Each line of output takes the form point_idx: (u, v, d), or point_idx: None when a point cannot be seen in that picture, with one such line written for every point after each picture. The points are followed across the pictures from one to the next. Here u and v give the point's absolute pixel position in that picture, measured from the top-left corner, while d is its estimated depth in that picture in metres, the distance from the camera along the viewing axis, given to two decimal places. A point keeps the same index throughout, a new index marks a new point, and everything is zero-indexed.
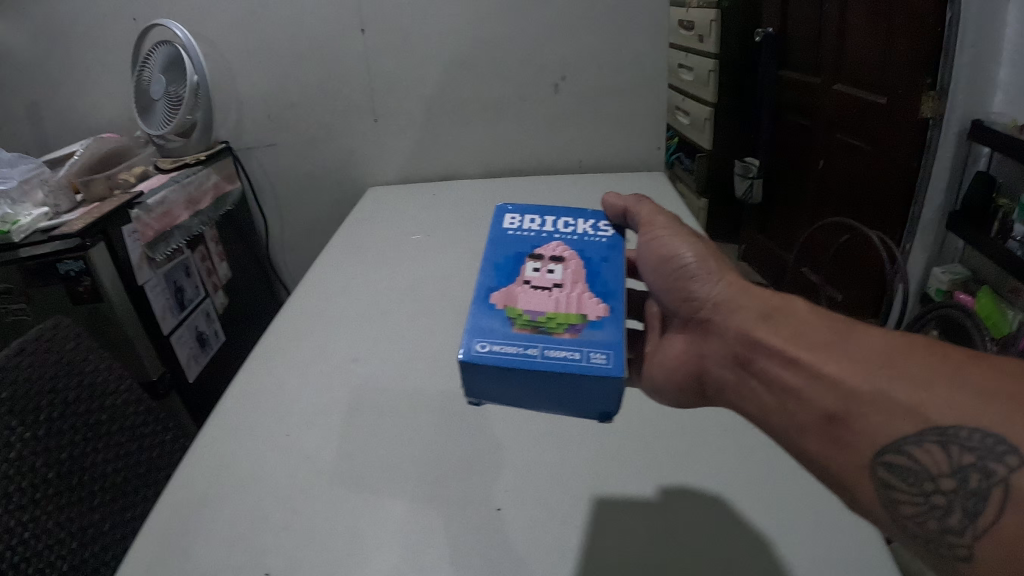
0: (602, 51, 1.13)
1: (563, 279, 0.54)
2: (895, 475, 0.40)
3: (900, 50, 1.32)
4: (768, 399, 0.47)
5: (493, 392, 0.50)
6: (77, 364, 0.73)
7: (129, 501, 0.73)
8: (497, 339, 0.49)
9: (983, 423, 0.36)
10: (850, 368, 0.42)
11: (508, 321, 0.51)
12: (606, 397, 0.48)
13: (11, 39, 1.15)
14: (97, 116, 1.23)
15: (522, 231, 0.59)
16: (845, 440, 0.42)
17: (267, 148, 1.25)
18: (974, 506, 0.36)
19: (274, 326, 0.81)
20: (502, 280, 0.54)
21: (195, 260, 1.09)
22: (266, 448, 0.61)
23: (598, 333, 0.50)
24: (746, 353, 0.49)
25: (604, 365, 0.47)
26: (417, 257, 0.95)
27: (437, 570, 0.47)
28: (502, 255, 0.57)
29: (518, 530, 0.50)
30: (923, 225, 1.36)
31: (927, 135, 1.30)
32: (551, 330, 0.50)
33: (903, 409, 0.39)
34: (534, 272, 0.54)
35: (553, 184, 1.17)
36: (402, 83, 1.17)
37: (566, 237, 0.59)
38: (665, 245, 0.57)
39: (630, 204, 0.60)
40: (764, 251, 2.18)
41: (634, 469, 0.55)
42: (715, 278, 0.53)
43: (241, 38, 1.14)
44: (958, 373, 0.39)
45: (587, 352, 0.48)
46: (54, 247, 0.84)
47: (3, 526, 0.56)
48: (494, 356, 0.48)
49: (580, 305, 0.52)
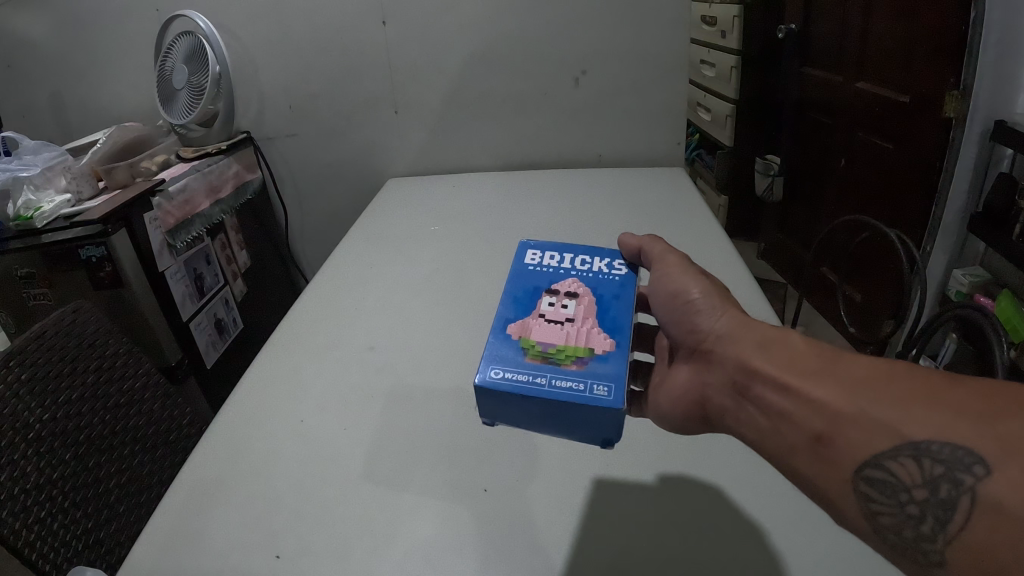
0: (625, 45, 1.12)
1: (575, 313, 0.53)
2: (874, 488, 0.39)
3: (925, 48, 1.31)
4: (763, 423, 0.45)
5: (501, 415, 0.51)
6: (95, 348, 0.74)
7: (146, 483, 0.74)
8: (511, 366, 0.49)
9: (957, 437, 0.36)
10: (837, 392, 0.41)
11: (519, 351, 0.51)
12: (607, 427, 0.48)
13: (36, 29, 1.17)
14: (119, 106, 1.25)
15: (542, 267, 0.59)
16: (830, 457, 0.41)
17: (287, 138, 1.26)
18: (944, 515, 0.36)
19: (303, 310, 0.82)
20: (519, 312, 0.54)
21: (215, 249, 1.10)
22: (280, 435, 0.61)
23: (603, 367, 0.49)
24: (743, 380, 0.47)
25: (606, 398, 0.47)
26: (438, 247, 0.95)
27: (458, 564, 0.47)
28: (521, 288, 0.56)
29: (541, 510, 0.52)
30: (944, 225, 1.34)
31: (950, 135, 1.28)
32: (560, 362, 0.49)
33: (882, 427, 0.39)
34: (548, 305, 0.54)
35: (572, 177, 1.17)
36: (423, 74, 1.17)
37: (582, 274, 0.58)
38: (674, 280, 0.55)
39: (644, 243, 0.58)
40: (783, 250, 2.15)
41: (636, 454, 0.56)
42: (718, 311, 0.51)
43: (263, 28, 1.15)
44: (939, 394, 0.38)
45: (590, 384, 0.48)
46: (75, 233, 0.85)
47: (19, 504, 0.57)
48: (503, 383, 0.48)
49: (590, 337, 0.51)
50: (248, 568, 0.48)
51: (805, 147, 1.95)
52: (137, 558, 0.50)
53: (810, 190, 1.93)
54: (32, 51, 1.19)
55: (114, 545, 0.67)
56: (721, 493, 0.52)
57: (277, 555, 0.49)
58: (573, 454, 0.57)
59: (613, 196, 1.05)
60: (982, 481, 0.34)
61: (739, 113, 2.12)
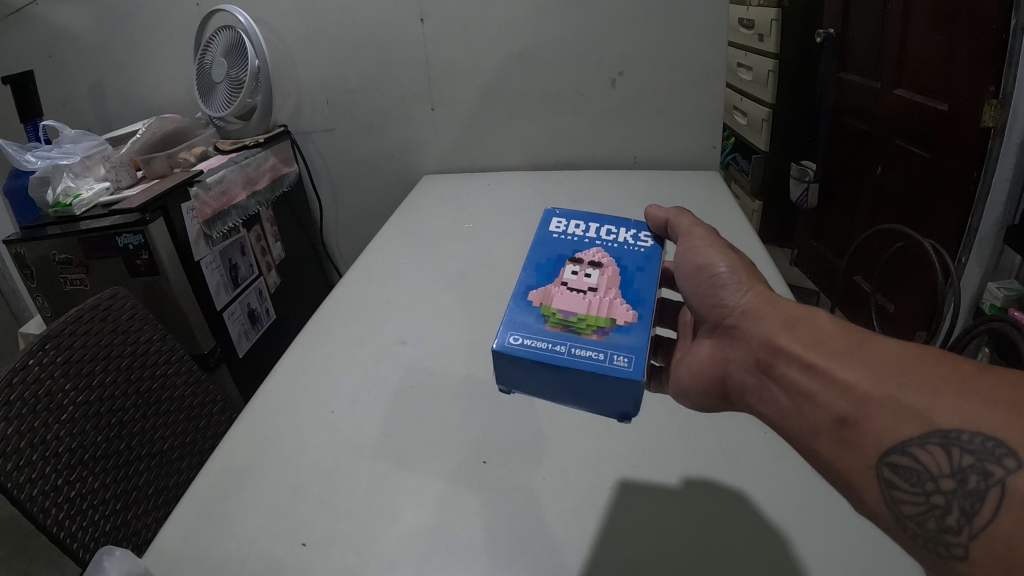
0: (665, 46, 1.12)
1: (598, 283, 0.53)
2: (898, 476, 0.38)
3: (966, 54, 1.28)
4: (785, 403, 0.45)
5: (521, 383, 0.51)
6: (131, 333, 0.76)
7: (176, 467, 0.76)
8: (531, 334, 0.50)
9: (986, 427, 0.35)
10: (863, 373, 0.40)
11: (543, 319, 0.51)
12: (626, 397, 0.48)
13: (80, 22, 1.20)
14: (158, 97, 1.27)
15: (568, 235, 0.59)
16: (853, 442, 0.40)
17: (323, 133, 1.28)
18: (971, 506, 0.35)
19: (345, 299, 0.84)
20: (541, 280, 0.54)
21: (250, 240, 1.12)
22: (313, 425, 0.62)
23: (624, 338, 0.49)
24: (767, 357, 0.46)
25: (626, 368, 0.47)
26: (477, 245, 0.95)
27: (475, 558, 0.48)
28: (544, 256, 0.57)
29: (557, 511, 0.51)
30: (979, 237, 1.31)
31: (988, 144, 1.26)
32: (580, 331, 0.49)
33: (908, 411, 0.38)
34: (571, 274, 0.54)
35: (608, 178, 1.17)
36: (460, 73, 1.18)
37: (607, 244, 0.58)
38: (699, 255, 0.55)
39: (671, 216, 0.58)
40: (816, 256, 2.12)
41: (663, 455, 0.56)
42: (744, 286, 0.51)
43: (303, 24, 1.16)
44: (969, 381, 0.37)
45: (611, 354, 0.48)
46: (113, 221, 0.87)
47: (49, 484, 0.59)
48: (521, 349, 0.48)
49: (612, 309, 0.51)
50: (274, 556, 0.49)
51: (841, 151, 1.91)
52: (166, 536, 0.51)
53: (846, 197, 1.90)
54: (75, 42, 1.22)
55: (141, 526, 0.69)
56: (748, 492, 0.52)
57: (303, 542, 0.50)
58: (597, 449, 0.58)
59: (648, 199, 1.05)
60: (1013, 473, 0.33)
61: (777, 117, 2.11)
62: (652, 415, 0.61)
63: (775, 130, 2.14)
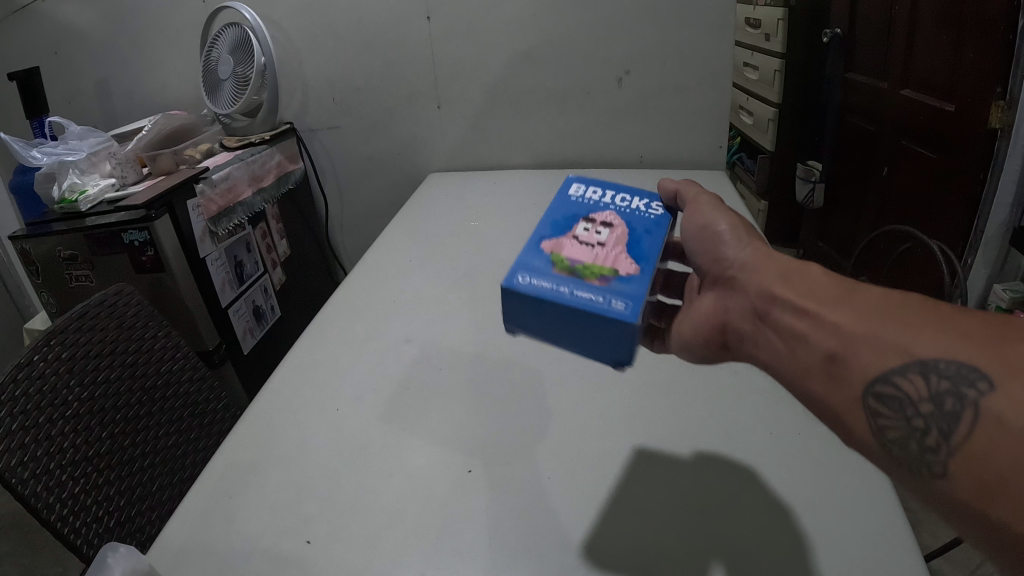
0: (671, 46, 1.12)
1: (607, 240, 0.53)
2: (882, 405, 0.38)
3: (972, 55, 1.28)
4: (781, 347, 0.43)
5: (518, 322, 0.51)
6: (136, 328, 0.76)
7: (181, 464, 0.76)
8: (537, 275, 0.50)
9: (964, 356, 0.35)
10: (850, 313, 0.40)
11: (552, 262, 0.51)
12: (620, 340, 0.47)
13: (87, 19, 1.20)
14: (164, 94, 1.28)
15: (586, 197, 0.58)
16: (841, 377, 0.39)
17: (329, 131, 1.28)
18: (948, 427, 0.35)
19: (351, 296, 0.84)
20: (554, 231, 0.55)
21: (256, 237, 1.12)
22: (319, 422, 0.62)
23: (625, 286, 0.48)
24: (763, 305, 0.45)
25: (623, 312, 0.46)
26: (484, 243, 0.95)
27: (480, 556, 0.47)
28: (561, 213, 0.57)
29: (563, 510, 0.50)
30: (985, 239, 1.32)
31: (995, 145, 1.26)
32: (584, 276, 0.49)
33: (890, 347, 0.38)
34: (583, 229, 0.54)
35: (614, 177, 1.16)
36: (466, 71, 1.18)
37: (621, 209, 0.57)
38: (702, 215, 0.53)
39: (680, 187, 0.56)
40: (821, 257, 2.12)
41: (671, 454, 0.55)
42: (743, 242, 0.49)
43: (310, 21, 1.17)
44: (949, 321, 0.37)
45: (610, 298, 0.47)
46: (120, 217, 0.88)
47: (54, 479, 0.59)
48: (526, 287, 0.49)
49: (615, 260, 0.51)
50: (279, 553, 0.49)
51: (847, 152, 1.91)
52: (171, 532, 0.51)
53: (852, 197, 1.89)
54: (82, 39, 1.22)
55: (144, 523, 0.69)
56: (760, 492, 0.50)
57: (308, 540, 0.50)
58: (604, 447, 0.56)
59: None
60: (986, 395, 0.33)
61: (782, 118, 2.10)
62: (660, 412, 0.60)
63: (780, 130, 2.13)
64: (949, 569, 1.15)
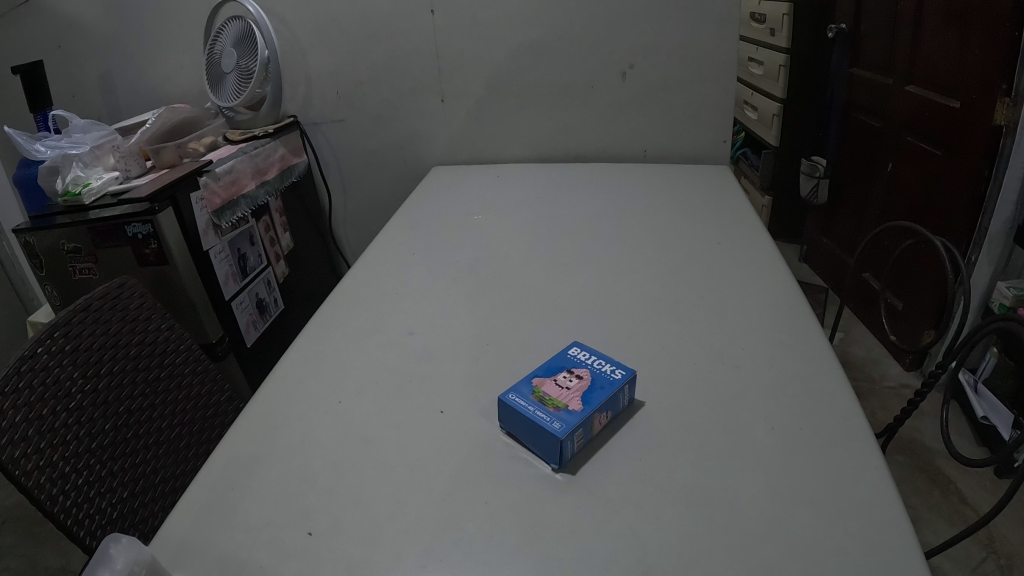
0: (675, 41, 1.12)
1: (574, 391, 0.57)
2: None
3: (977, 52, 1.29)
4: None
5: (501, 424, 0.58)
6: (139, 322, 0.76)
7: (182, 456, 0.76)
8: (517, 391, 0.57)
9: None
10: None
11: (528, 386, 0.58)
12: (551, 452, 0.53)
13: (93, 13, 1.21)
14: (167, 88, 1.28)
15: (580, 360, 0.62)
16: None
17: (332, 124, 1.28)
18: None
19: (356, 288, 0.84)
20: (543, 370, 0.61)
21: (259, 230, 1.12)
22: (321, 413, 0.62)
23: (569, 418, 0.53)
24: None
25: (555, 431, 0.52)
26: (486, 236, 0.95)
27: (479, 545, 0.47)
28: (553, 362, 0.62)
29: (562, 506, 0.50)
30: (989, 236, 1.33)
31: (1000, 143, 1.27)
32: (545, 400, 0.56)
33: None
34: (562, 374, 0.60)
35: (617, 172, 1.16)
36: (471, 65, 1.18)
37: (599, 370, 0.60)
38: None
39: None
40: (826, 254, 2.11)
41: (669, 451, 0.54)
42: None
43: (314, 15, 1.17)
44: None
45: (553, 420, 0.53)
46: (123, 210, 0.89)
47: (59, 472, 0.60)
48: (504, 399, 0.56)
49: (572, 398, 0.56)
50: (281, 543, 0.49)
51: (851, 149, 1.91)
52: (172, 525, 0.51)
53: (855, 194, 1.89)
54: (86, 32, 1.23)
55: (146, 515, 0.69)
56: (757, 485, 0.50)
57: (310, 532, 0.50)
58: (605, 439, 0.56)
59: (657, 193, 1.05)
60: None
61: (786, 114, 2.10)
62: (663, 405, 0.59)
63: (785, 126, 2.12)
64: (949, 567, 1.15)
